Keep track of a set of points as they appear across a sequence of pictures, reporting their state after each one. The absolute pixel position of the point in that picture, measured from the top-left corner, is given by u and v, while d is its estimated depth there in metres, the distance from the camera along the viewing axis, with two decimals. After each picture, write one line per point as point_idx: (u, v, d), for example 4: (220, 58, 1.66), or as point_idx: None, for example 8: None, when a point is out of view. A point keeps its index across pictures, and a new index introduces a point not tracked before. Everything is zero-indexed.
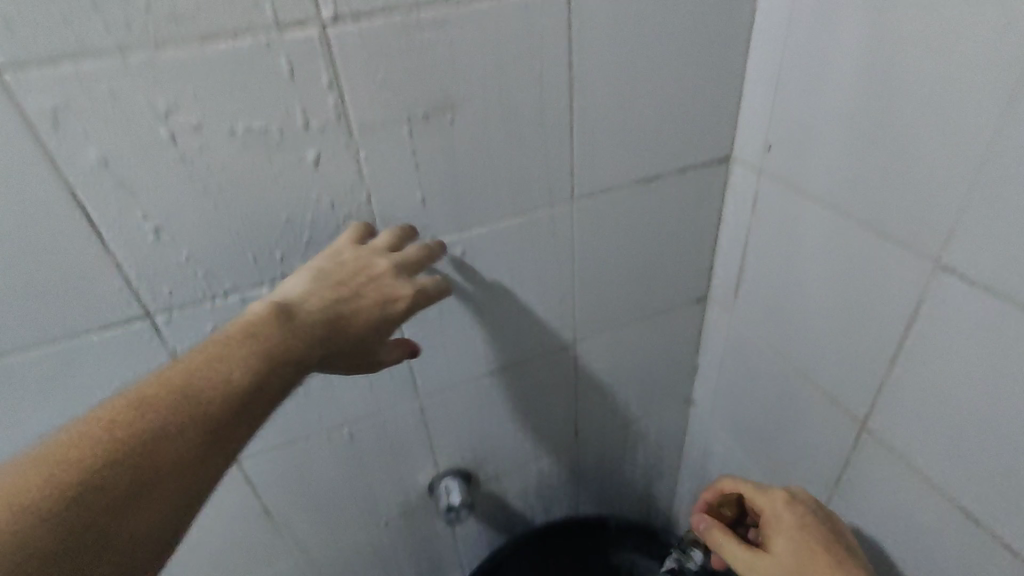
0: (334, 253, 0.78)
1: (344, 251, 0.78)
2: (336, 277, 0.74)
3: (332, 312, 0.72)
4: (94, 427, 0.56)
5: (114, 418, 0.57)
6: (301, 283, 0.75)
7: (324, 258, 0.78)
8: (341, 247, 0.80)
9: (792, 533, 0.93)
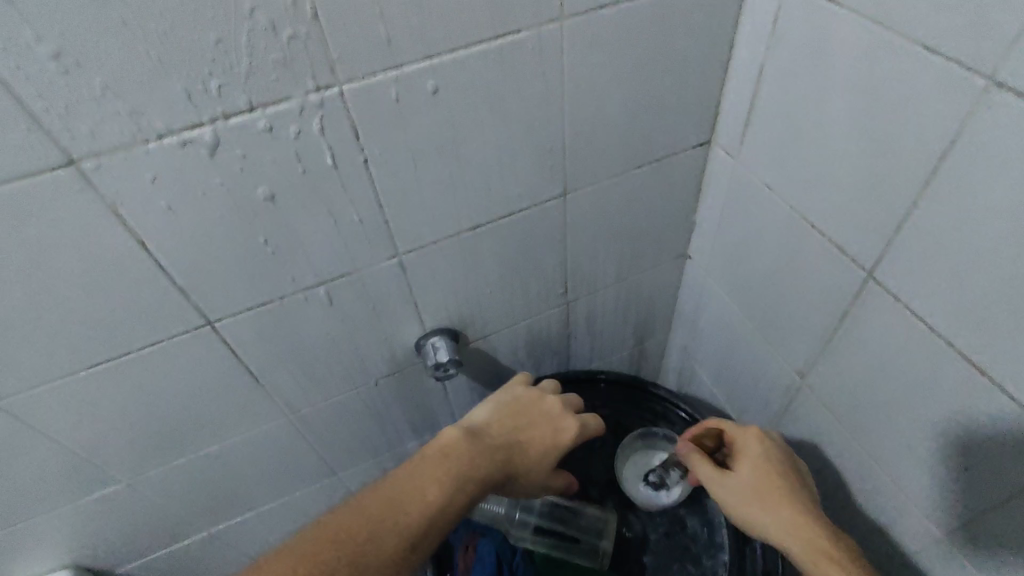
0: (494, 403, 0.91)
1: (495, 403, 0.91)
2: (488, 440, 0.82)
3: (490, 454, 0.80)
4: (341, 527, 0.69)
5: (341, 533, 0.68)
6: (480, 413, 0.88)
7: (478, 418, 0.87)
8: (489, 403, 0.91)
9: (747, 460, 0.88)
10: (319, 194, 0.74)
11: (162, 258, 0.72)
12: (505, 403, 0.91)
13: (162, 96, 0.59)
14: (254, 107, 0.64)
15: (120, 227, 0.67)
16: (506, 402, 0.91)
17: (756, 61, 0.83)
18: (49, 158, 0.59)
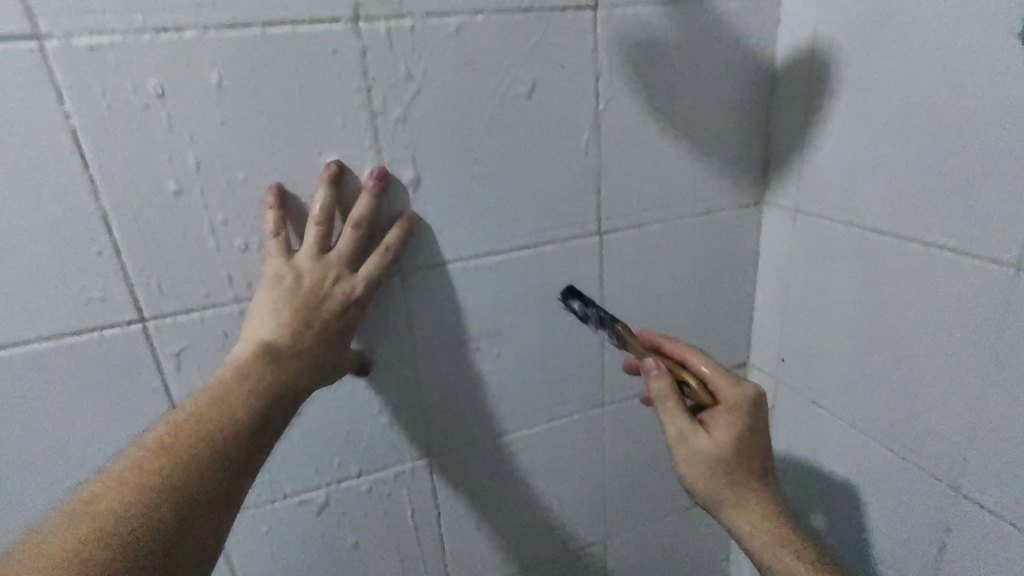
0: (275, 276, 0.49)
1: (291, 260, 0.50)
2: (313, 315, 0.49)
3: (313, 376, 0.48)
4: (134, 464, 0.36)
5: (161, 446, 0.38)
6: (269, 313, 0.48)
7: (276, 271, 0.49)
8: (270, 263, 0.50)
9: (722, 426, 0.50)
10: (287, 185, 0.51)
11: (156, 298, 0.51)
12: (323, 216, 0.50)
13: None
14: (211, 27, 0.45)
15: (121, 282, 0.50)
16: (298, 287, 0.49)
17: (781, 238, 0.67)
18: (36, 185, 0.46)
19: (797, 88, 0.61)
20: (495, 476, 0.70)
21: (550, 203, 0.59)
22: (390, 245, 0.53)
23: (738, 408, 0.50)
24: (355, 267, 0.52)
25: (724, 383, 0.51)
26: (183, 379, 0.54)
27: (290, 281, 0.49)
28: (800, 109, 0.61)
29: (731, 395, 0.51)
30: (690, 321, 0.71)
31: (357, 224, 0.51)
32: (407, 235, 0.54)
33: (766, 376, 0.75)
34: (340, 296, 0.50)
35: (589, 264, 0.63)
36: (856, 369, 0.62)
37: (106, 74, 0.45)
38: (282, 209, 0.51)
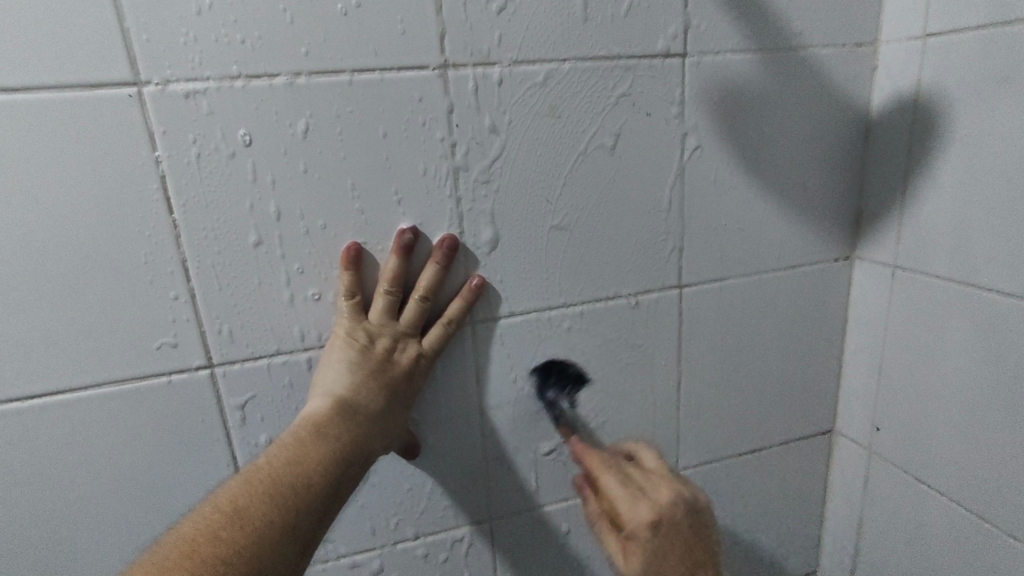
0: (346, 336, 0.51)
1: (360, 322, 0.51)
2: (380, 380, 0.51)
3: (377, 437, 0.50)
4: (211, 527, 0.40)
5: (234, 512, 0.41)
6: (339, 375, 0.50)
7: (346, 332, 0.51)
8: (341, 323, 0.52)
9: (652, 482, 0.49)
10: (359, 230, 0.51)
11: (219, 333, 0.50)
12: (392, 283, 0.52)
13: (211, 40, 0.44)
14: (300, 73, 0.46)
15: (187, 319, 0.49)
16: (366, 351, 0.51)
17: (876, 295, 0.63)
18: (111, 216, 0.45)
19: (893, 133, 0.58)
20: (559, 545, 0.65)
21: (625, 254, 0.57)
22: (453, 316, 0.53)
23: (646, 533, 0.46)
24: (416, 334, 0.53)
25: (623, 505, 0.48)
26: (246, 428, 0.53)
27: (360, 342, 0.51)
28: (900, 149, 0.58)
29: (632, 519, 0.47)
30: (773, 384, 0.66)
31: (421, 294, 0.52)
32: (469, 305, 0.54)
33: (855, 447, 0.69)
34: (405, 362, 0.52)
35: (665, 319, 0.60)
36: (963, 440, 0.56)
37: (196, 114, 0.45)
38: (353, 273, 0.51)
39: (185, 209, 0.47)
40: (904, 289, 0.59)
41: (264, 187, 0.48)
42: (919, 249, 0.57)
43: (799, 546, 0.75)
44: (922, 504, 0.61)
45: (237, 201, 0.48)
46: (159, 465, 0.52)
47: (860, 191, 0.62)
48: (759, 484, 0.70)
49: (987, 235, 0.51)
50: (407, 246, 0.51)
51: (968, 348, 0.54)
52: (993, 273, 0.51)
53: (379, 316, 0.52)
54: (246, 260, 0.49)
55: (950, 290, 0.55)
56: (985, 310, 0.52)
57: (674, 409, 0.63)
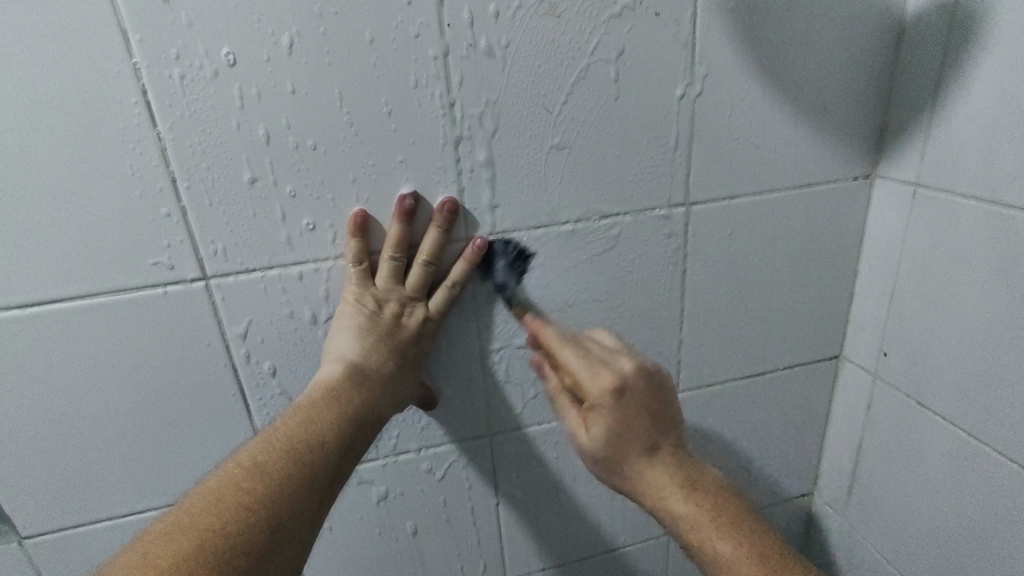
0: (355, 302, 0.52)
1: (368, 287, 0.52)
2: (389, 346, 0.52)
3: (389, 399, 0.52)
4: (234, 480, 0.41)
5: (255, 465, 0.42)
6: (350, 341, 0.51)
7: (354, 298, 0.52)
8: (349, 288, 0.52)
9: (617, 351, 0.54)
10: (352, 146, 0.49)
11: (212, 247, 0.50)
12: (397, 249, 0.52)
13: None
14: None
15: (179, 232, 0.49)
16: (375, 317, 0.52)
17: (894, 217, 0.60)
18: (93, 125, 0.44)
19: (927, 40, 0.53)
20: (558, 463, 0.66)
21: (630, 175, 0.55)
22: (457, 279, 0.54)
23: (609, 401, 0.50)
24: (421, 297, 0.53)
25: (585, 377, 0.52)
26: (248, 346, 0.54)
27: (368, 308, 0.52)
28: (933, 56, 0.53)
29: (595, 388, 0.51)
30: (780, 311, 0.65)
31: (424, 260, 0.52)
32: (473, 267, 0.54)
33: (860, 372, 0.68)
34: (412, 326, 0.53)
35: (670, 240, 0.58)
36: (971, 366, 0.55)
37: (172, 18, 0.43)
38: (360, 240, 0.51)
39: (167, 118, 0.45)
40: (924, 210, 0.56)
41: (249, 100, 0.46)
42: (942, 168, 0.54)
43: (799, 468, 0.76)
44: (922, 427, 0.61)
45: (221, 113, 0.46)
46: (165, 381, 0.53)
47: (887, 105, 0.58)
48: (762, 408, 0.70)
49: (1014, 147, 0.47)
50: (408, 212, 0.51)
51: (983, 269, 0.52)
52: (1015, 191, 0.48)
53: (385, 283, 0.52)
54: (235, 173, 0.48)
55: (973, 209, 0.52)
56: (1005, 229, 0.49)
57: (676, 334, 0.63)
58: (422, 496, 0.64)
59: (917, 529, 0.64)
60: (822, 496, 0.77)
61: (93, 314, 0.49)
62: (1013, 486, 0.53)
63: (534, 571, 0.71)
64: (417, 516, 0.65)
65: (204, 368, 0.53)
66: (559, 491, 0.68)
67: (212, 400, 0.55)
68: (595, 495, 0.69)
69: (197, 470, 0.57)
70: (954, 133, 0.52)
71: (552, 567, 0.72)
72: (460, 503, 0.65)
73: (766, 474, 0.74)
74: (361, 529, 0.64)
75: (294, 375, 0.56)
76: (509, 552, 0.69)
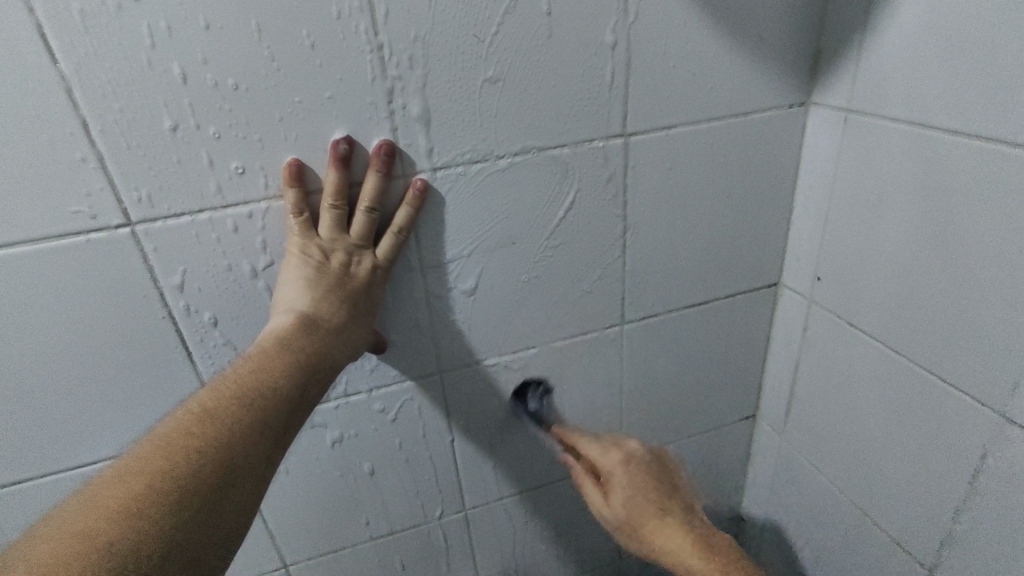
0: (300, 254, 0.51)
1: (312, 238, 0.51)
2: (340, 296, 0.52)
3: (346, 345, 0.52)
4: (183, 425, 0.42)
5: (204, 412, 0.43)
6: (299, 292, 0.51)
7: (299, 250, 0.51)
8: (292, 241, 0.51)
9: (614, 464, 0.65)
10: (277, 83, 0.47)
11: (134, 192, 0.48)
12: (337, 197, 0.51)
13: None
14: None
15: (97, 176, 0.46)
16: (323, 267, 0.51)
17: (828, 144, 0.61)
18: None
19: None
20: (509, 397, 0.68)
21: (567, 108, 0.54)
22: (402, 224, 0.53)
23: (621, 476, 0.64)
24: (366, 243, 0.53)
25: (601, 455, 0.67)
26: (184, 294, 0.53)
27: (314, 258, 0.51)
28: None
29: (607, 463, 0.66)
30: (719, 242, 0.66)
31: (366, 206, 0.51)
32: (417, 210, 0.54)
33: (797, 297, 0.71)
34: (362, 275, 0.53)
35: (610, 175, 0.59)
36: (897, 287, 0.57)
37: None
38: (297, 189, 0.50)
39: (68, 51, 0.42)
40: (855, 136, 0.58)
41: (159, 35, 0.43)
42: (872, 92, 0.55)
43: (742, 391, 0.79)
44: (849, 346, 0.65)
45: (130, 48, 0.43)
46: (100, 333, 0.52)
47: (823, 31, 0.58)
48: (706, 337, 0.73)
49: (938, 69, 0.48)
50: (344, 157, 0.50)
51: (908, 191, 0.54)
52: (939, 113, 0.49)
53: (328, 232, 0.51)
54: (151, 113, 0.46)
55: (902, 133, 0.53)
56: (929, 151, 0.51)
57: (619, 267, 0.64)
58: (376, 437, 0.65)
59: (846, 441, 0.69)
60: (763, 417, 0.82)
61: (14, 265, 0.47)
62: (929, 396, 0.56)
63: (492, 501, 0.74)
64: (374, 456, 0.66)
65: (139, 317, 0.52)
66: (513, 424, 0.70)
67: (152, 350, 0.54)
68: (547, 427, 0.72)
69: (147, 422, 0.57)
70: (884, 57, 0.53)
71: (509, 495, 0.75)
72: (415, 441, 0.67)
73: (711, 399, 0.78)
74: (317, 471, 0.65)
75: (236, 322, 0.56)
76: (467, 485, 0.72)
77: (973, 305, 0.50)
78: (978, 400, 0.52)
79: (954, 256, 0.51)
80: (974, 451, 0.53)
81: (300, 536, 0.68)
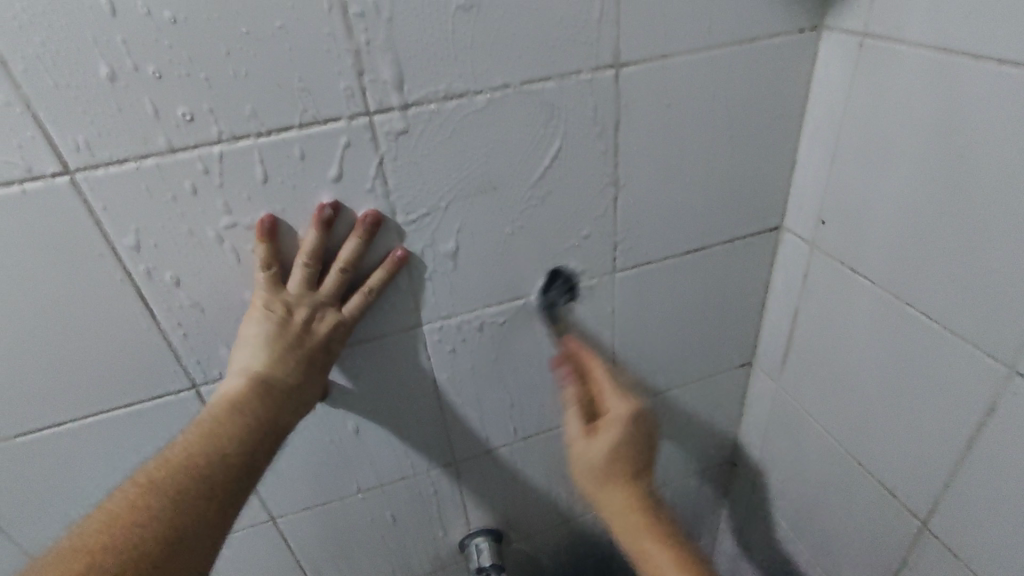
0: (263, 310, 0.49)
1: (278, 292, 0.50)
2: (297, 353, 0.50)
3: None
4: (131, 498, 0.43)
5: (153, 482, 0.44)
6: (252, 352, 0.50)
7: (264, 304, 0.50)
8: (259, 294, 0.50)
9: None
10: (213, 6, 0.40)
11: (65, 135, 0.41)
12: (311, 257, 0.49)
13: None
14: None
15: (27, 116, 0.40)
16: (285, 323, 0.50)
17: (838, 73, 0.56)
18: None
19: None
20: (498, 353, 0.64)
21: (553, 41, 0.48)
22: (374, 287, 0.52)
23: None
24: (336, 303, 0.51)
25: None
26: (141, 253, 0.47)
27: (278, 314, 0.50)
28: None
29: None
30: (717, 183, 0.61)
31: (343, 264, 0.50)
32: (392, 275, 0.53)
33: (800, 244, 0.67)
34: (322, 332, 0.51)
35: (602, 110, 0.53)
36: (905, 233, 0.53)
37: None
38: (271, 244, 0.48)
39: None
40: (877, 66, 0.51)
41: None
42: (898, 18, 0.48)
43: (738, 337, 0.77)
44: (852, 292, 0.61)
45: None
46: (47, 296, 0.46)
47: None
48: (702, 283, 0.69)
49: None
50: (327, 221, 0.48)
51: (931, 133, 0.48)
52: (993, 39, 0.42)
53: (298, 287, 0.50)
54: (72, 44, 0.38)
55: (929, 64, 0.47)
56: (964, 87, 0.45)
57: (612, 214, 0.59)
58: (360, 395, 0.61)
59: (841, 393, 0.66)
60: (760, 364, 0.79)
61: None
62: (934, 349, 0.53)
63: (483, 455, 0.72)
64: (357, 415, 0.63)
65: (85, 279, 0.46)
66: (504, 380, 0.67)
67: (107, 315, 0.49)
68: (537, 382, 0.68)
69: (108, 391, 0.52)
70: None
71: (499, 450, 0.73)
72: (400, 400, 0.63)
73: (705, 344, 0.75)
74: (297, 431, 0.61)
75: (201, 283, 0.50)
76: (457, 441, 0.69)
77: (989, 253, 0.46)
78: (988, 354, 0.49)
79: (982, 206, 0.46)
80: (977, 409, 0.51)
81: (285, 493, 0.66)
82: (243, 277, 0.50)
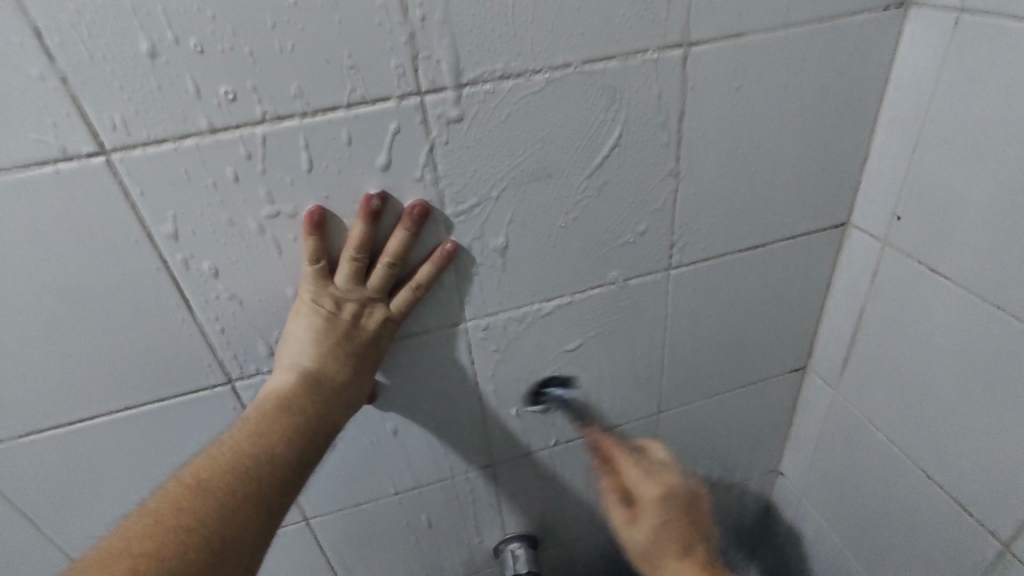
0: (311, 304, 0.47)
1: (326, 287, 0.47)
2: (348, 350, 0.48)
3: None
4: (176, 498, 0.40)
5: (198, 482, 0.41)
6: (302, 347, 0.47)
7: (311, 298, 0.47)
8: (304, 287, 0.47)
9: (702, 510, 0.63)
10: None
11: (104, 113, 0.38)
12: (359, 250, 0.46)
13: None
14: None
15: (63, 92, 0.37)
16: (333, 319, 0.47)
17: (924, 56, 0.51)
18: None
19: None
20: (544, 352, 0.60)
21: (620, 17, 0.44)
22: (422, 281, 0.49)
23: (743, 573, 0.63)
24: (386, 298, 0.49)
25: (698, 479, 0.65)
26: (179, 241, 0.44)
27: (328, 310, 0.47)
28: None
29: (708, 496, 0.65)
30: (784, 174, 0.57)
31: (390, 259, 0.47)
32: (441, 269, 0.50)
33: (869, 241, 0.62)
34: (372, 327, 0.49)
35: (668, 94, 0.49)
36: (1000, 230, 0.48)
37: None
38: (318, 239, 0.45)
39: None
40: (975, 46, 0.47)
41: None
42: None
43: (793, 340, 0.72)
44: (930, 294, 0.56)
45: None
46: (83, 284, 0.44)
47: None
48: (761, 282, 0.65)
49: None
50: (375, 213, 0.46)
51: None
52: None
53: (346, 280, 0.47)
54: (112, 15, 0.36)
55: None
56: None
57: (671, 208, 0.55)
58: (399, 394, 0.58)
59: (912, 402, 0.61)
60: (815, 368, 0.75)
61: None
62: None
63: (522, 458, 0.69)
64: (395, 415, 0.60)
65: (121, 268, 0.44)
66: (548, 381, 0.63)
67: (143, 306, 0.46)
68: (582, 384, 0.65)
69: (141, 385, 0.50)
70: None
71: (539, 454, 0.69)
72: (439, 399, 0.60)
73: (759, 347, 0.71)
74: None
75: (240, 273, 0.47)
76: (496, 443, 0.66)
77: None
78: None
79: None
80: None
81: (318, 493, 0.63)
82: (283, 268, 0.47)
